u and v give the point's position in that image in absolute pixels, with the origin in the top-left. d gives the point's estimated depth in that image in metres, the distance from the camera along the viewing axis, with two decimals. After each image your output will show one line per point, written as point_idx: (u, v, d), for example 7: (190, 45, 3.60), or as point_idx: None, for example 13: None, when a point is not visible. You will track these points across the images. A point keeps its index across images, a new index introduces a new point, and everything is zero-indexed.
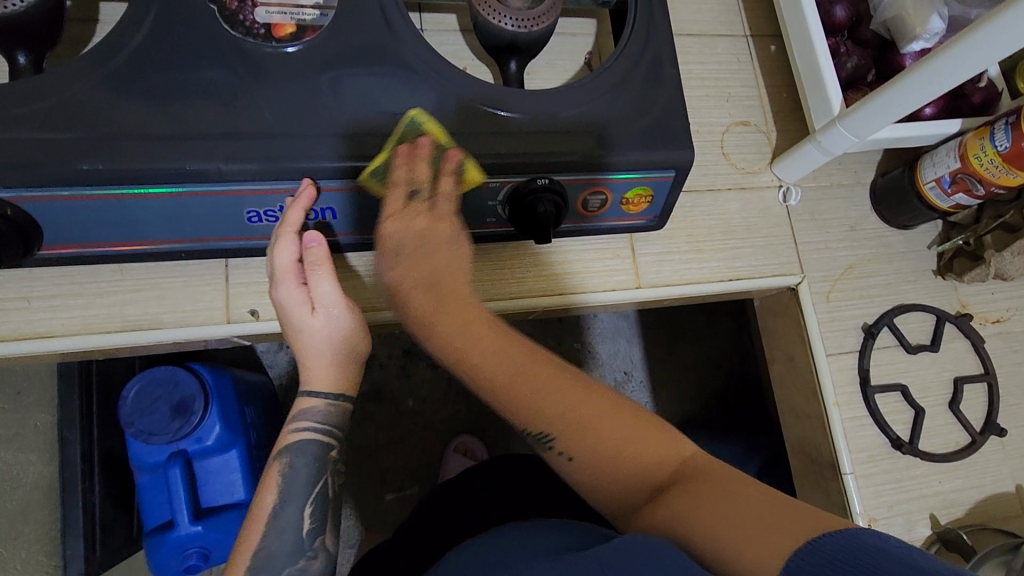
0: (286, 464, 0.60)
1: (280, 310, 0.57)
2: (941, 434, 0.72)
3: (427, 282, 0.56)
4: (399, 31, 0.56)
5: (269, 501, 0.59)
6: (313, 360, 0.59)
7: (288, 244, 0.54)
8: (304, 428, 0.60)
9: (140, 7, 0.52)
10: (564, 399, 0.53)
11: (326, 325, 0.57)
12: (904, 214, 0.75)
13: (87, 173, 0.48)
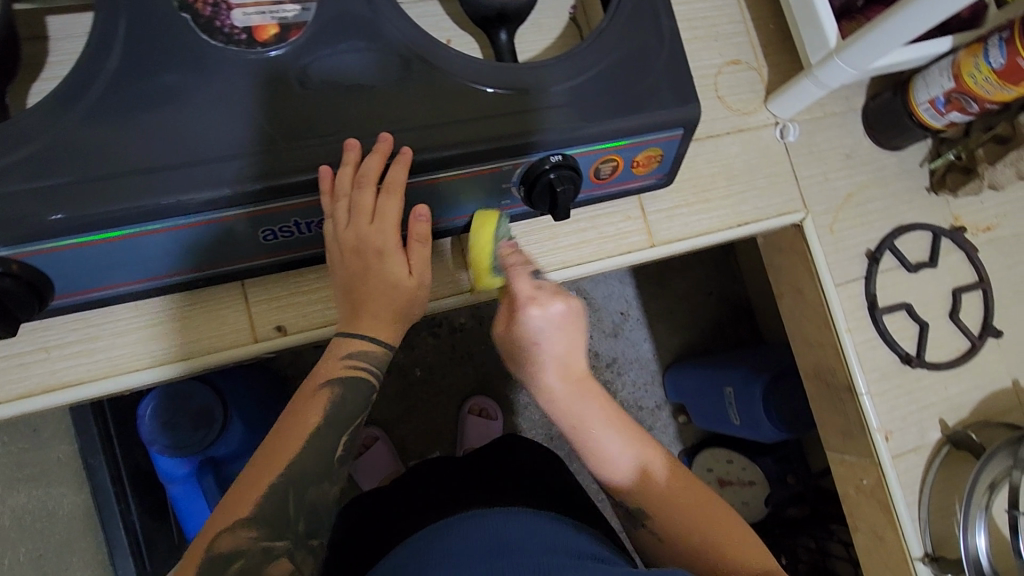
0: (336, 392, 0.55)
1: (370, 258, 0.53)
2: (944, 343, 0.76)
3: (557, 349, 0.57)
4: (381, 14, 0.52)
5: (313, 421, 0.54)
6: (379, 310, 0.54)
7: (398, 202, 0.52)
8: (357, 366, 0.55)
9: (107, 28, 0.48)
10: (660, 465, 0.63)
11: (415, 289, 0.55)
12: (897, 136, 0.76)
13: (62, 223, 0.45)
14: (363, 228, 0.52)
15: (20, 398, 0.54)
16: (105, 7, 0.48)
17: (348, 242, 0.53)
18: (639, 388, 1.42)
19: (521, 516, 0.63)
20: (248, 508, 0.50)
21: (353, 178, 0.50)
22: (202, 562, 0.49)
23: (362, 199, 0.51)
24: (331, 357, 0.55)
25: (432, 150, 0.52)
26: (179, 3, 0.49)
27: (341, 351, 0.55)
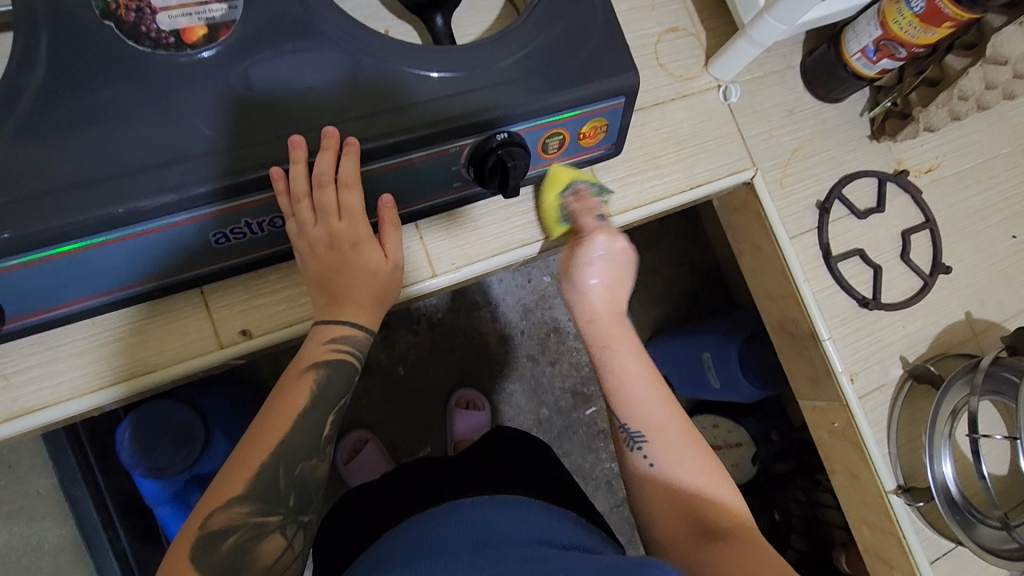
0: (321, 374, 0.55)
1: (345, 250, 0.55)
2: (897, 284, 0.79)
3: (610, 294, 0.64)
4: (313, 5, 0.52)
5: (297, 403, 0.54)
6: (361, 297, 0.56)
7: (360, 193, 0.53)
8: (340, 349, 0.56)
9: (30, 42, 0.47)
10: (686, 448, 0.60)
11: (393, 271, 0.58)
12: (835, 88, 0.78)
13: (8, 242, 0.45)
14: (334, 225, 0.53)
15: None
16: (25, 20, 0.47)
17: (321, 241, 0.54)
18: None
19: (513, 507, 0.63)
20: (238, 487, 0.50)
21: (313, 181, 0.50)
22: (195, 541, 0.48)
23: (326, 196, 0.52)
24: (313, 345, 0.56)
25: (379, 137, 0.52)
26: (101, 11, 0.48)
27: (324, 336, 0.56)
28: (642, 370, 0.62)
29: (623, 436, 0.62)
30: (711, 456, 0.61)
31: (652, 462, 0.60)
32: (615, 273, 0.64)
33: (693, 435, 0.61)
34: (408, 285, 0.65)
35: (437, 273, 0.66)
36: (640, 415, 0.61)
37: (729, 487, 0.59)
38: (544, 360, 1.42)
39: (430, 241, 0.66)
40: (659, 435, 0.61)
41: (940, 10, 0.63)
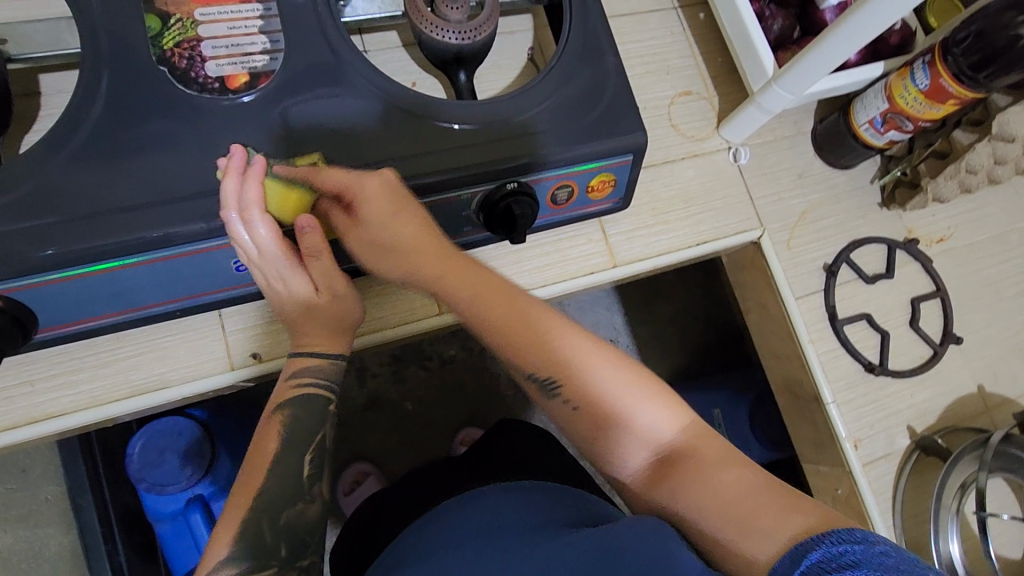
0: (287, 414, 0.59)
1: (276, 285, 0.56)
2: (906, 351, 0.79)
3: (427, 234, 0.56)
4: (348, 60, 0.57)
5: (270, 450, 0.57)
6: (311, 328, 0.59)
7: (269, 224, 0.52)
8: (305, 385, 0.59)
9: (92, 81, 0.52)
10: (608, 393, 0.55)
11: (329, 299, 0.58)
12: (845, 156, 0.80)
13: (54, 256, 0.49)
14: (253, 258, 0.53)
15: (5, 430, 0.56)
16: (90, 62, 0.52)
17: (255, 277, 0.56)
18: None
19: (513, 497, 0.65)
20: (224, 547, 0.53)
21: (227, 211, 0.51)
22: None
23: (236, 235, 0.51)
24: (281, 383, 0.59)
25: (396, 181, 0.55)
26: (157, 57, 0.53)
27: (289, 371, 0.59)
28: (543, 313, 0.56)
29: (537, 385, 0.56)
30: (634, 371, 0.56)
31: (575, 408, 0.55)
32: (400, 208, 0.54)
33: (609, 354, 0.56)
34: (414, 322, 0.67)
35: (443, 310, 0.68)
36: (551, 356, 0.55)
37: (658, 397, 0.55)
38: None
39: None
40: (581, 374, 0.55)
41: (944, 89, 0.65)
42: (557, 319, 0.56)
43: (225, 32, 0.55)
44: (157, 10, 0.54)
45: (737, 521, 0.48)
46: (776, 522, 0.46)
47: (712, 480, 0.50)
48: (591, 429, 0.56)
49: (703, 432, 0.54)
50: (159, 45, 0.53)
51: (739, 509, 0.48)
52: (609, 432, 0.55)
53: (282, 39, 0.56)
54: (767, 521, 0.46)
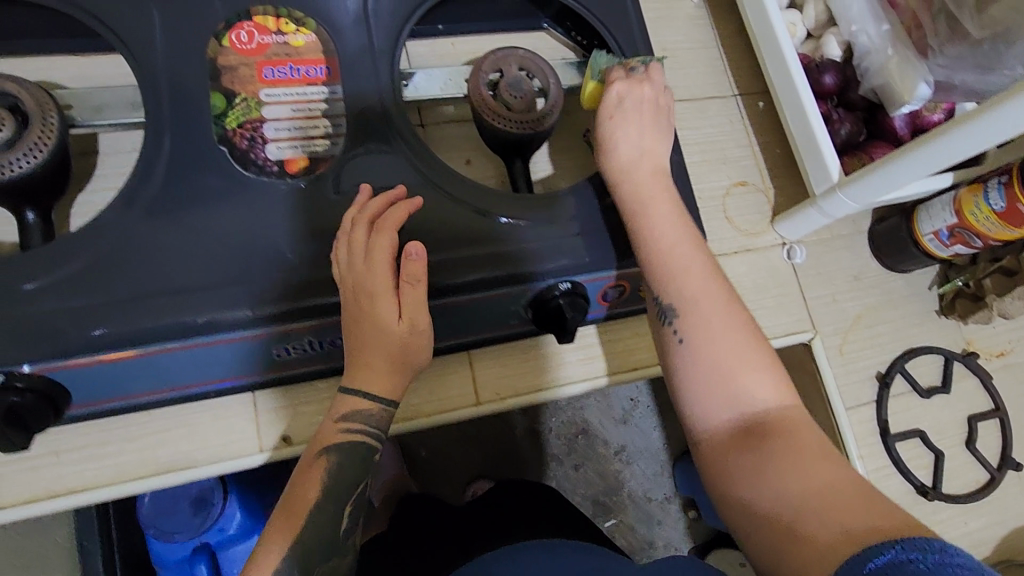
0: (332, 460, 0.53)
1: (363, 301, 0.50)
2: (961, 474, 0.74)
3: (646, 153, 0.59)
4: (405, 148, 0.56)
5: (310, 495, 0.52)
6: (375, 359, 0.51)
7: (388, 236, 0.50)
8: (353, 429, 0.53)
9: (150, 153, 0.51)
10: (722, 333, 0.54)
11: (405, 334, 0.51)
12: (902, 260, 0.77)
13: (103, 337, 0.48)
14: (359, 268, 0.50)
15: (26, 501, 0.54)
16: (151, 130, 0.51)
17: (345, 289, 0.50)
18: (648, 480, 1.41)
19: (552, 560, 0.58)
20: None
21: (355, 215, 0.52)
22: None
23: (356, 237, 0.51)
24: (327, 422, 0.54)
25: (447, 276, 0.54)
26: (219, 135, 0.53)
27: (339, 411, 0.53)
28: (679, 238, 0.57)
29: (655, 309, 0.57)
30: (750, 332, 0.55)
31: (682, 339, 0.55)
32: (642, 113, 0.60)
33: (730, 306, 0.55)
34: (452, 411, 0.64)
35: (481, 402, 0.65)
36: (675, 289, 0.55)
37: (767, 368, 0.54)
38: (569, 462, 1.38)
39: (480, 369, 0.66)
40: (700, 313, 0.55)
41: (1021, 211, 0.62)
42: (696, 257, 0.57)
43: (289, 114, 0.54)
44: (223, 88, 0.53)
45: (805, 522, 0.45)
46: (858, 521, 0.43)
47: (797, 472, 0.48)
48: (689, 367, 0.54)
49: (805, 418, 0.52)
50: (222, 123, 0.53)
51: (812, 508, 0.45)
52: (714, 379, 0.53)
53: (345, 124, 0.55)
54: (842, 522, 0.43)
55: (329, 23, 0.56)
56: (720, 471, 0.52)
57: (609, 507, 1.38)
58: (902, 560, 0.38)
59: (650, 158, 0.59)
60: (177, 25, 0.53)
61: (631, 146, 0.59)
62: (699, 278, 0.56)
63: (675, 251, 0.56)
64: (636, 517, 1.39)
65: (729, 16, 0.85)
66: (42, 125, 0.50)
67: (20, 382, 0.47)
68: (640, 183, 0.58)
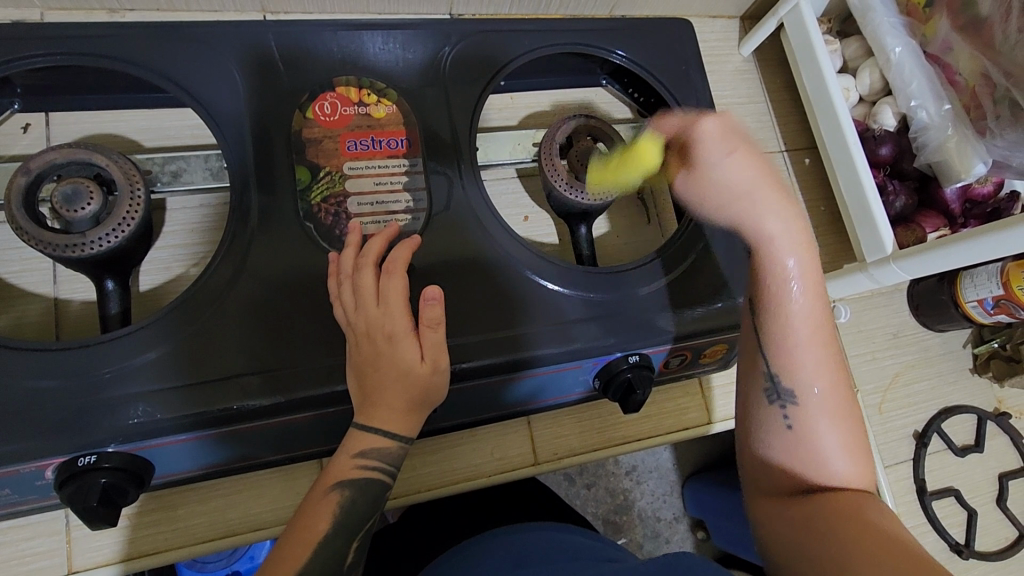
0: (347, 495, 0.47)
1: (381, 345, 0.48)
2: (992, 531, 0.77)
3: (760, 188, 0.51)
4: (471, 221, 0.57)
5: (320, 529, 0.46)
6: (391, 397, 0.47)
7: (400, 280, 0.50)
8: (371, 467, 0.48)
9: (239, 231, 0.53)
10: (824, 424, 0.49)
11: (429, 374, 0.48)
12: (941, 321, 0.79)
13: (134, 426, 0.47)
14: (369, 311, 0.48)
15: (99, 565, 0.55)
16: (238, 205, 0.53)
17: (358, 331, 0.48)
18: (658, 498, 1.26)
19: (562, 535, 0.55)
20: None
21: (354, 256, 0.51)
22: None
23: (366, 281, 0.50)
24: (342, 454, 0.48)
25: (501, 355, 0.54)
26: (305, 212, 0.54)
27: (356, 446, 0.47)
28: (814, 316, 0.50)
29: (763, 385, 0.51)
30: (858, 425, 0.50)
31: (791, 427, 0.50)
32: (754, 167, 0.51)
33: (846, 405, 0.51)
34: (510, 472, 0.66)
35: (539, 462, 0.66)
36: (801, 374, 0.50)
37: (859, 445, 0.50)
38: (580, 481, 1.23)
39: (537, 431, 0.67)
40: (819, 403, 0.50)
41: None
42: (821, 343, 0.51)
43: (371, 188, 0.56)
44: (309, 163, 0.55)
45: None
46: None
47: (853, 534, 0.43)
48: (784, 450, 0.50)
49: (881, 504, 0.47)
50: (307, 199, 0.55)
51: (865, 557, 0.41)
52: (806, 458, 0.49)
53: (425, 199, 0.57)
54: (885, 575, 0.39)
55: (408, 95, 0.59)
56: (781, 534, 0.47)
57: (618, 523, 1.24)
58: None
59: (776, 187, 0.52)
60: (267, 101, 0.56)
61: (747, 183, 0.51)
62: (820, 367, 0.50)
63: (795, 333, 0.50)
64: (646, 534, 1.25)
65: (777, 70, 0.86)
66: (129, 199, 0.50)
67: (108, 463, 0.47)
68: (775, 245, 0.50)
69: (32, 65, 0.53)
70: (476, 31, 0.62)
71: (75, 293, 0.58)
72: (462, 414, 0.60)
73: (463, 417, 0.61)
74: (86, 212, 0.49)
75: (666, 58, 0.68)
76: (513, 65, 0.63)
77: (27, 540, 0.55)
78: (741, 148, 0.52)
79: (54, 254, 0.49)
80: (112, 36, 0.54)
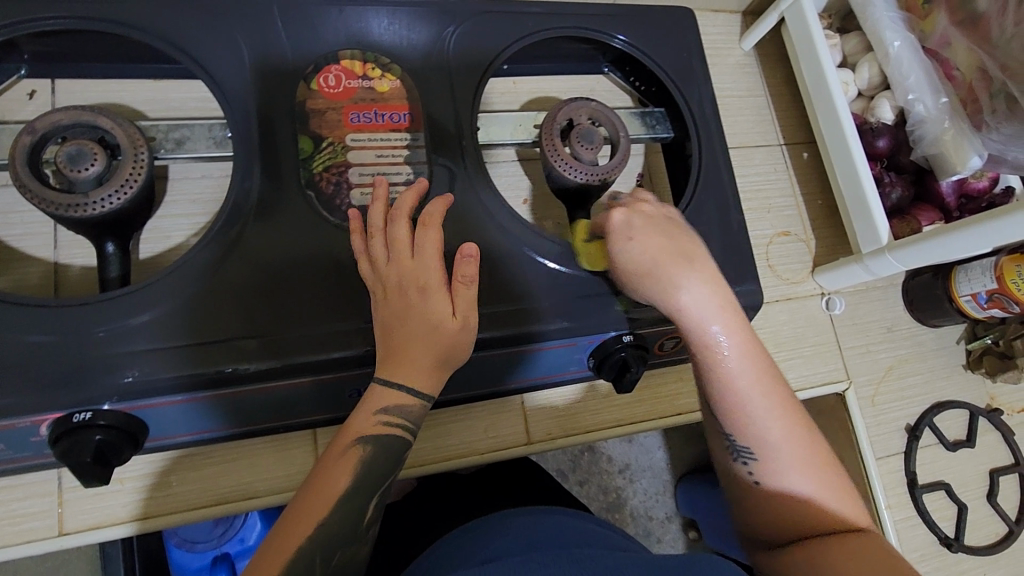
0: (368, 451, 0.47)
1: (412, 297, 0.48)
2: (982, 526, 0.78)
3: (666, 256, 0.47)
4: (470, 192, 0.58)
5: (339, 482, 0.46)
6: (419, 353, 0.47)
7: (436, 233, 0.50)
8: (392, 423, 0.48)
9: (240, 197, 0.54)
10: (802, 477, 0.47)
11: (458, 331, 0.48)
12: (935, 315, 0.79)
13: (130, 384, 0.47)
14: (404, 263, 0.49)
15: (90, 528, 0.55)
16: (241, 170, 0.54)
17: (391, 281, 0.49)
18: (650, 497, 1.26)
19: (569, 519, 0.55)
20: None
21: (385, 210, 0.51)
22: None
23: (398, 233, 0.50)
24: (362, 413, 0.48)
25: (498, 329, 0.54)
26: (306, 181, 0.55)
27: (378, 402, 0.47)
28: (749, 365, 0.48)
29: (726, 445, 0.50)
30: (829, 462, 0.48)
31: (758, 482, 0.49)
32: (664, 248, 0.48)
33: (814, 443, 0.49)
34: (504, 450, 0.66)
35: (532, 442, 0.67)
36: (749, 425, 0.48)
37: (837, 485, 0.48)
38: (572, 477, 1.23)
39: (531, 410, 0.67)
40: (784, 449, 0.48)
41: None
42: (774, 390, 0.48)
43: (372, 160, 0.56)
44: (311, 133, 0.56)
45: None
46: None
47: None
48: (766, 501, 0.48)
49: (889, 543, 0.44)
50: (309, 168, 0.55)
51: None
52: (792, 515, 0.47)
53: (426, 172, 0.58)
54: None
55: (411, 72, 0.60)
56: None
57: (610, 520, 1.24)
58: None
59: (677, 254, 0.48)
60: (273, 70, 0.57)
61: (646, 264, 0.48)
62: (779, 414, 0.48)
63: (751, 379, 0.48)
64: (638, 532, 1.24)
65: (778, 66, 0.87)
66: (133, 162, 0.51)
67: (102, 420, 0.47)
68: (663, 306, 0.49)
69: (39, 28, 0.53)
70: (480, 13, 0.63)
71: (74, 258, 0.58)
72: (459, 388, 0.61)
73: (459, 392, 0.61)
74: (90, 173, 0.49)
75: (668, 47, 0.69)
76: (516, 48, 0.64)
77: (19, 501, 0.55)
78: (654, 236, 0.48)
79: (55, 214, 0.49)
80: (117, 5, 0.55)
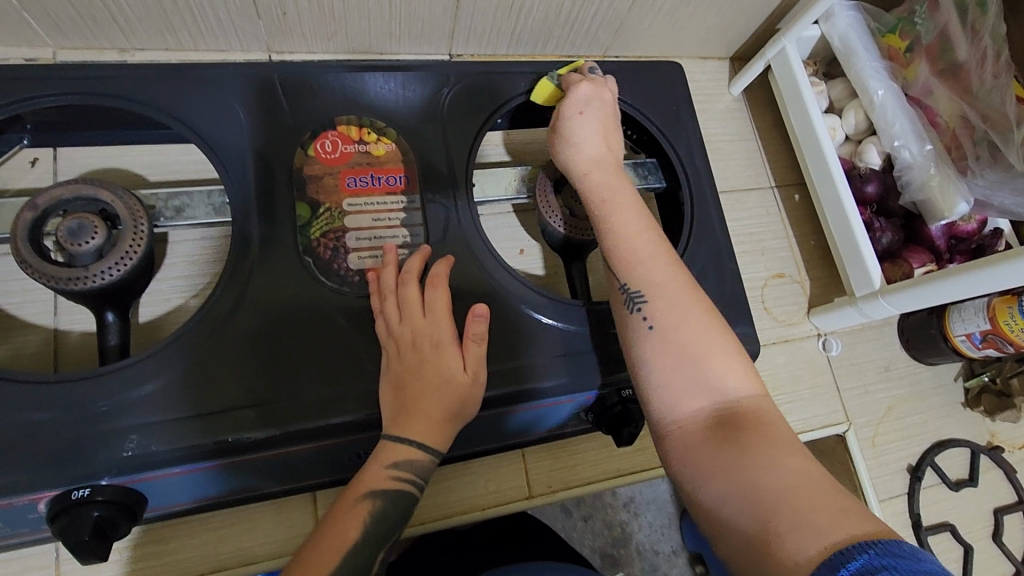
0: (377, 505, 0.47)
1: (426, 352, 0.51)
2: (988, 567, 0.77)
3: (608, 132, 0.56)
4: (467, 248, 0.59)
5: (349, 533, 0.46)
6: (432, 406, 0.49)
7: (444, 292, 0.54)
8: (402, 477, 0.48)
9: (238, 264, 0.54)
10: (692, 331, 0.47)
11: (469, 385, 0.51)
12: (932, 354, 0.80)
13: (131, 458, 0.47)
14: (416, 321, 0.52)
15: None
16: (239, 238, 0.55)
17: (404, 339, 0.51)
18: (656, 531, 1.24)
19: None
20: None
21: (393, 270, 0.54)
22: None
23: (408, 292, 0.53)
24: (373, 467, 0.48)
25: (499, 387, 0.54)
26: (304, 246, 0.56)
27: (388, 455, 0.48)
28: (643, 221, 0.51)
29: (621, 298, 0.50)
30: (724, 332, 0.48)
31: (652, 329, 0.48)
32: (603, 109, 0.57)
33: (707, 311, 0.49)
34: (505, 504, 0.65)
35: (534, 495, 0.66)
36: (641, 272, 0.50)
37: (737, 358, 0.47)
38: (577, 514, 1.22)
39: (531, 463, 0.67)
40: (676, 306, 0.48)
41: None
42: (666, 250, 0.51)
43: (369, 224, 0.58)
44: (309, 199, 0.57)
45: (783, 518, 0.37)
46: (826, 516, 0.36)
47: (784, 464, 0.40)
48: (658, 356, 0.47)
49: (780, 415, 0.45)
50: (306, 234, 0.56)
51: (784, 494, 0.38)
52: (688, 376, 0.46)
53: (422, 233, 0.58)
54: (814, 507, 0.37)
55: (406, 132, 0.61)
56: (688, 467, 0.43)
57: (615, 557, 1.22)
58: (874, 567, 0.32)
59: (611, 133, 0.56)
60: (271, 136, 0.58)
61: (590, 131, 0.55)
62: (665, 267, 0.50)
63: (644, 230, 0.51)
64: (645, 569, 1.23)
65: (767, 110, 0.88)
66: (132, 233, 0.52)
67: (100, 496, 0.47)
68: (572, 151, 0.55)
69: (42, 103, 0.55)
70: (474, 73, 0.65)
71: (75, 323, 0.59)
72: (459, 446, 0.61)
73: (459, 449, 0.61)
74: (90, 247, 0.50)
75: (658, 100, 0.71)
76: (510, 106, 0.65)
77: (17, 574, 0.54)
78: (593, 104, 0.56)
79: (54, 287, 0.50)
80: (119, 78, 0.56)
